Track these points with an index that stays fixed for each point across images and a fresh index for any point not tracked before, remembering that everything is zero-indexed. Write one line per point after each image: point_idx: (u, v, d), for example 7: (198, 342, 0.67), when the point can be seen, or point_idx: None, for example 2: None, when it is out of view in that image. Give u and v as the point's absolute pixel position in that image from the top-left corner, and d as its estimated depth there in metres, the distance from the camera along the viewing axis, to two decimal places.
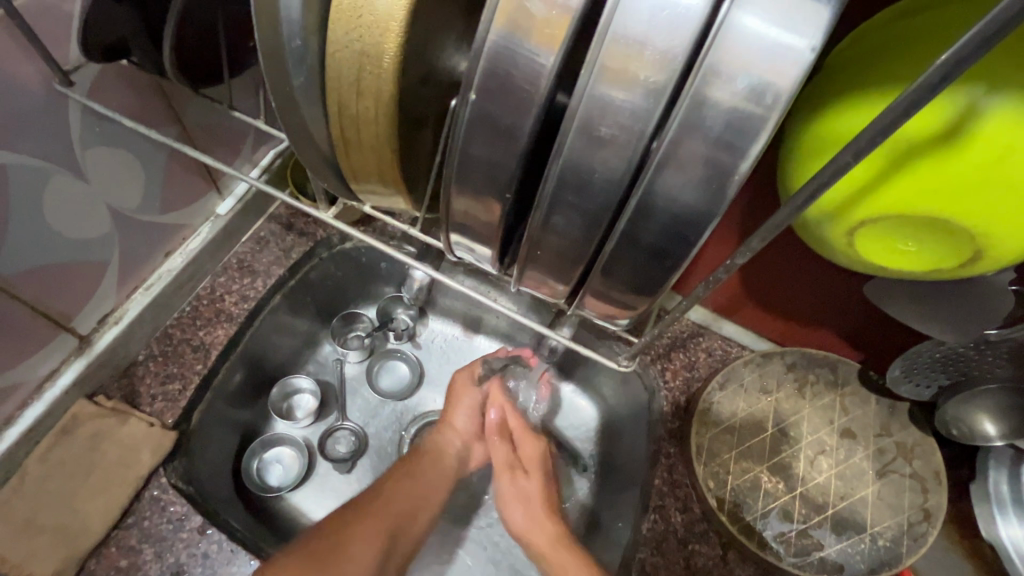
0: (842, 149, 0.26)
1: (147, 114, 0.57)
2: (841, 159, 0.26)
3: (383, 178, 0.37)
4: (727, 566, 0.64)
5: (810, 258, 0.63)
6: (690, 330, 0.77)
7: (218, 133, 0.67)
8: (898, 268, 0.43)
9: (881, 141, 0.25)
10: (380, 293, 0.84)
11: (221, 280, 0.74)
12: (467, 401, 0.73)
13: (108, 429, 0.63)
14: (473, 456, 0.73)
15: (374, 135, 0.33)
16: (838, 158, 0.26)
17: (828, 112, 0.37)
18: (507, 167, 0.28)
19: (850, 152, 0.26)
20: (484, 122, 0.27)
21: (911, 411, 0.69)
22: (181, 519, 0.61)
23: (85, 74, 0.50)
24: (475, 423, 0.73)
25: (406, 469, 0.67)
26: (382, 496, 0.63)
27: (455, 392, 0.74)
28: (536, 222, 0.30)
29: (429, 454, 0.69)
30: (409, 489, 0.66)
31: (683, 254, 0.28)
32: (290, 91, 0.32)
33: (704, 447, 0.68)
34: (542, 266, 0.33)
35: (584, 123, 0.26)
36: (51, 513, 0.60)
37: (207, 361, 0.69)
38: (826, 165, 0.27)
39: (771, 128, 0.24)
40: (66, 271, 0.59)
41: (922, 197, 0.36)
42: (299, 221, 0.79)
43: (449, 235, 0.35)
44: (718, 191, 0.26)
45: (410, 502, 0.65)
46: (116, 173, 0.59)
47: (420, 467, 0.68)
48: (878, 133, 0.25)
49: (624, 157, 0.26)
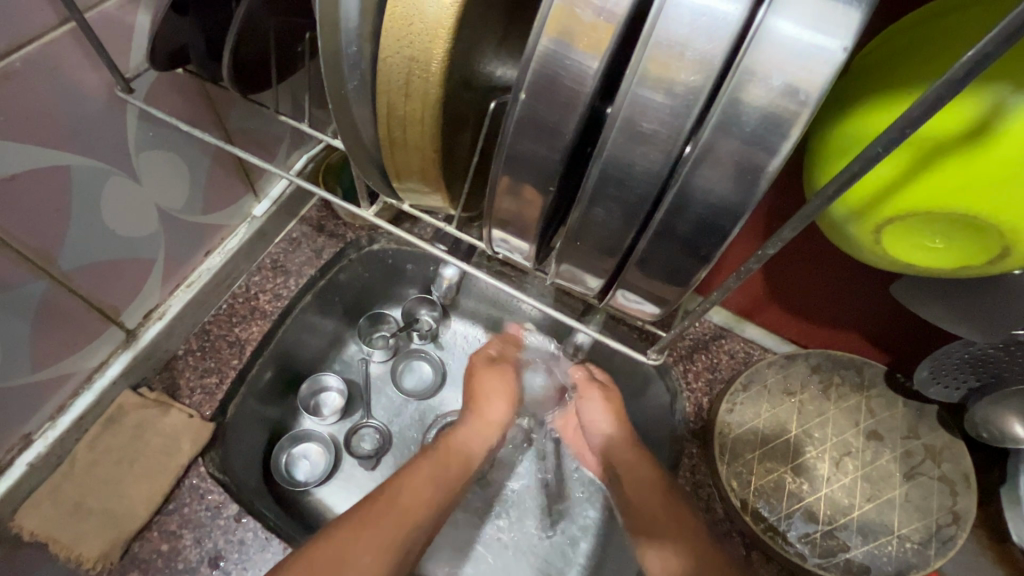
0: (874, 140, 0.27)
1: (194, 117, 0.60)
2: (871, 150, 0.27)
3: (424, 177, 0.39)
4: (751, 567, 0.64)
5: (833, 258, 0.63)
6: (712, 332, 0.77)
7: (255, 137, 0.70)
8: (926, 265, 0.44)
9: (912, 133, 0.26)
10: (405, 295, 0.86)
11: (255, 280, 0.77)
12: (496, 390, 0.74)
13: (151, 419, 0.66)
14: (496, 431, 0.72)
15: (420, 135, 0.36)
16: (868, 150, 0.27)
17: (855, 111, 0.38)
18: (552, 162, 0.29)
19: (881, 143, 0.27)
20: (532, 120, 0.29)
21: (939, 414, 0.69)
22: (219, 506, 0.64)
23: (143, 82, 0.53)
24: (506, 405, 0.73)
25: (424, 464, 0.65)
26: (386, 494, 0.60)
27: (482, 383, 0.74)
28: (577, 216, 0.31)
29: (454, 450, 0.68)
30: (420, 484, 0.62)
31: (716, 245, 0.30)
32: (344, 94, 0.35)
33: (727, 448, 0.68)
34: (579, 258, 0.35)
35: (625, 121, 0.27)
36: (99, 499, 0.62)
37: (243, 357, 0.72)
38: (859, 155, 0.28)
39: (803, 125, 0.25)
40: (119, 268, 0.62)
41: (950, 193, 0.37)
42: (329, 223, 0.82)
43: (489, 230, 0.37)
44: (751, 184, 0.27)
45: (425, 500, 0.62)
46: (164, 175, 0.62)
47: (438, 463, 0.65)
48: (908, 124, 0.26)
49: (663, 152, 0.28)
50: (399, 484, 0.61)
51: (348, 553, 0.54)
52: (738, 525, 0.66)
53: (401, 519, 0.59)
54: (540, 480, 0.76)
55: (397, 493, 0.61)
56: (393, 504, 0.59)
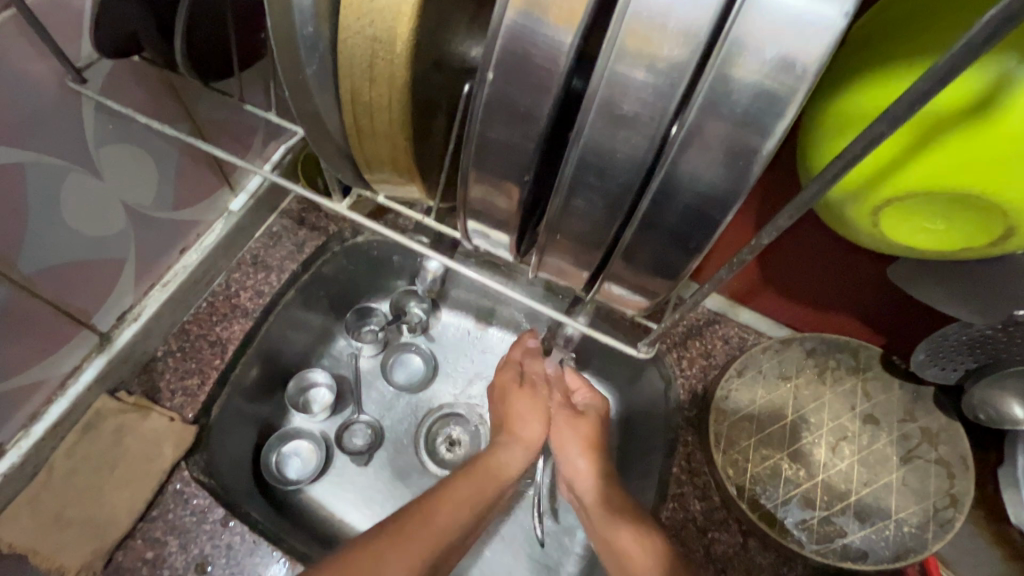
0: (879, 117, 0.25)
1: (159, 109, 0.57)
2: (877, 128, 0.25)
3: (396, 167, 0.37)
4: (749, 553, 0.64)
5: (827, 241, 0.62)
6: (706, 318, 0.75)
7: (227, 127, 0.67)
8: (925, 247, 0.42)
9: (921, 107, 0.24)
10: (393, 287, 0.83)
11: (236, 276, 0.74)
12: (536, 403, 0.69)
13: (131, 423, 0.64)
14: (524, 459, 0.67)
15: (388, 120, 0.33)
16: (872, 128, 0.25)
17: (850, 88, 0.36)
18: (526, 151, 0.27)
19: (888, 119, 0.24)
20: (503, 103, 0.26)
21: (936, 395, 0.68)
22: (204, 511, 0.62)
23: (97, 71, 0.50)
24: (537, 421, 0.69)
25: (451, 491, 0.60)
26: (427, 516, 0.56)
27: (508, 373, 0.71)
28: (555, 208, 0.29)
29: (490, 468, 0.63)
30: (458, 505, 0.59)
31: (707, 236, 0.28)
32: (304, 79, 0.32)
33: (723, 435, 0.67)
34: (563, 251, 0.32)
35: (604, 102, 0.25)
36: (78, 508, 0.61)
37: (224, 356, 0.69)
38: (862, 135, 0.26)
39: (798, 104, 0.23)
40: (87, 269, 0.60)
41: (953, 171, 0.34)
42: (310, 216, 0.78)
43: (465, 222, 0.35)
44: (743, 169, 0.25)
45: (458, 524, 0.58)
46: (130, 170, 0.59)
47: (475, 477, 0.62)
48: (918, 97, 0.23)
49: (646, 135, 0.26)
50: (439, 504, 0.58)
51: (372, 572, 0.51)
52: (735, 512, 0.65)
53: (435, 538, 0.55)
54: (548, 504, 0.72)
55: (440, 518, 0.57)
56: (430, 530, 0.55)
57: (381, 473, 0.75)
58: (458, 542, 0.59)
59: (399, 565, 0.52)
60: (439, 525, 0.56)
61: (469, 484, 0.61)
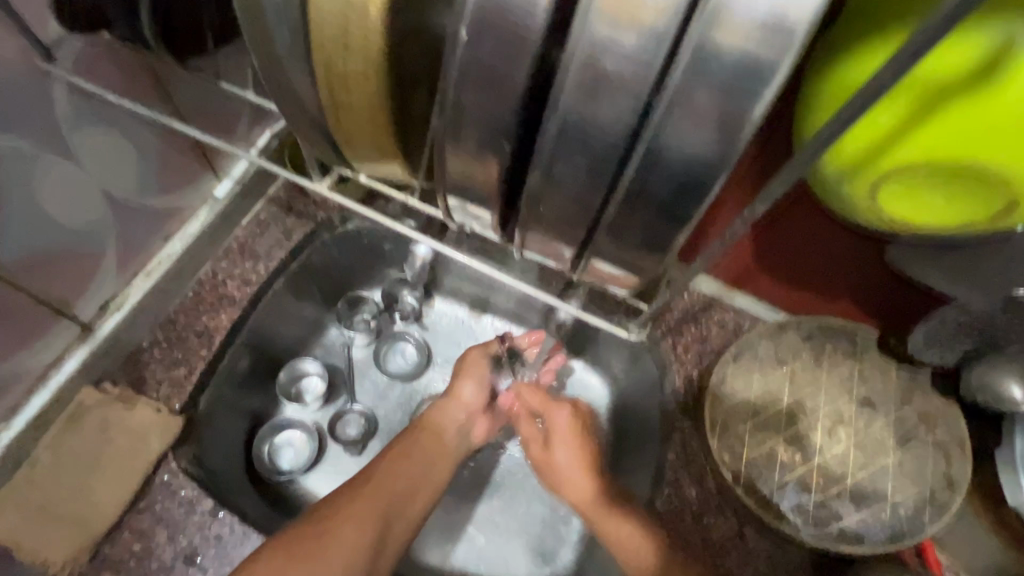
0: (879, 69, 0.23)
1: (140, 94, 0.56)
2: (877, 81, 0.23)
3: (378, 143, 0.35)
4: (743, 540, 0.64)
5: (825, 222, 0.60)
6: (703, 303, 0.74)
7: (210, 112, 0.65)
8: (921, 224, 0.41)
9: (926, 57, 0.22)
10: (385, 276, 0.81)
11: (223, 266, 0.72)
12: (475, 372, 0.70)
13: (117, 415, 0.63)
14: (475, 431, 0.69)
15: (366, 93, 0.32)
16: (873, 81, 0.23)
17: (847, 56, 0.34)
18: (505, 118, 0.26)
19: (889, 71, 0.23)
20: (479, 66, 0.25)
21: (934, 378, 0.67)
22: (192, 502, 0.62)
23: (68, 49, 0.49)
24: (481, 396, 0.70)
25: (391, 461, 0.62)
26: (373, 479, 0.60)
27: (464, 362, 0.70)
28: (536, 180, 0.28)
29: (432, 432, 0.66)
30: (405, 472, 0.62)
31: (695, 207, 0.26)
32: (275, 50, 0.31)
33: (718, 421, 0.66)
34: (548, 228, 0.31)
35: (585, 64, 0.24)
36: (63, 501, 0.60)
37: (212, 346, 0.68)
38: (860, 94, 0.24)
39: (789, 63, 0.22)
40: (65, 258, 0.59)
41: (952, 141, 0.33)
42: (298, 203, 0.76)
43: (446, 199, 0.33)
44: (732, 133, 0.24)
45: (409, 487, 0.61)
46: (108, 156, 0.58)
47: (411, 448, 0.63)
48: (922, 44, 0.21)
49: (630, 96, 0.24)
50: (382, 472, 0.61)
51: (324, 542, 0.54)
52: (730, 498, 0.65)
53: (379, 501, 0.58)
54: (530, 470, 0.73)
55: (381, 480, 0.60)
56: (372, 489, 0.59)
57: None
58: (416, 501, 0.62)
59: (347, 526, 0.56)
60: (381, 487, 0.59)
61: (405, 454, 0.63)
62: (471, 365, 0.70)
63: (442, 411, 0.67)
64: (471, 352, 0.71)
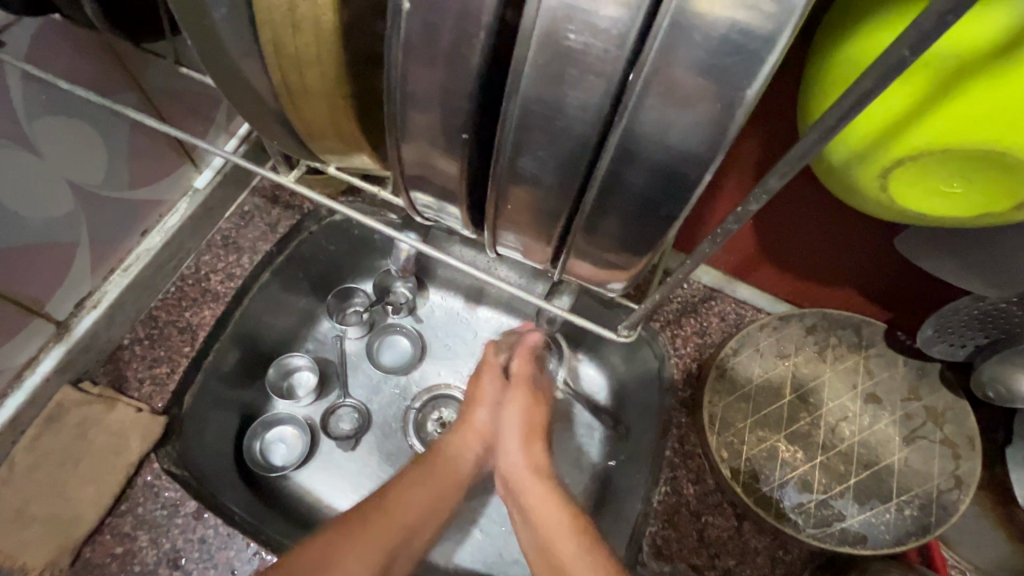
0: (895, 40, 0.20)
1: (95, 77, 0.53)
2: (896, 53, 0.20)
3: (340, 132, 0.32)
4: (743, 538, 0.62)
5: (829, 212, 0.57)
6: (702, 294, 0.72)
7: (186, 100, 0.63)
8: (934, 213, 0.38)
9: (956, 21, 0.19)
10: (376, 267, 0.78)
11: (206, 258, 0.69)
12: (487, 397, 0.66)
13: (96, 416, 0.61)
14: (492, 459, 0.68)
15: (320, 78, 0.29)
16: (890, 53, 0.21)
17: (860, 29, 0.31)
18: (464, 100, 0.23)
19: (909, 42, 0.20)
20: (430, 44, 0.22)
21: (942, 372, 0.64)
22: (175, 504, 0.60)
23: (19, 34, 0.46)
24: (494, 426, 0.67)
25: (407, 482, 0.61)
26: (386, 504, 0.59)
27: (476, 387, 0.67)
28: (501, 171, 0.25)
29: (444, 461, 0.63)
30: (420, 496, 0.61)
31: (680, 201, 0.23)
32: (215, 29, 0.28)
33: (718, 416, 0.64)
34: (519, 225, 0.28)
35: (548, 39, 0.21)
36: (42, 504, 0.58)
37: (195, 343, 0.66)
38: (873, 66, 0.21)
39: (786, 37, 0.19)
40: (33, 255, 0.57)
41: (971, 123, 0.30)
42: (284, 192, 0.74)
43: (410, 194, 0.31)
44: (719, 118, 0.21)
45: (421, 509, 0.61)
46: (72, 146, 0.56)
47: (428, 476, 0.62)
48: (951, 8, 0.18)
49: (601, 73, 0.21)
50: (393, 499, 0.59)
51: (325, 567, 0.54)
52: (729, 496, 0.63)
53: (388, 531, 0.58)
54: None
55: (393, 505, 0.59)
56: (380, 525, 0.58)
57: (366, 461, 0.72)
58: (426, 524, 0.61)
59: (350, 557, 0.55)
60: (392, 517, 0.58)
61: (419, 483, 0.61)
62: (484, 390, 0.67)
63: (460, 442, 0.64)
64: (480, 379, 0.67)
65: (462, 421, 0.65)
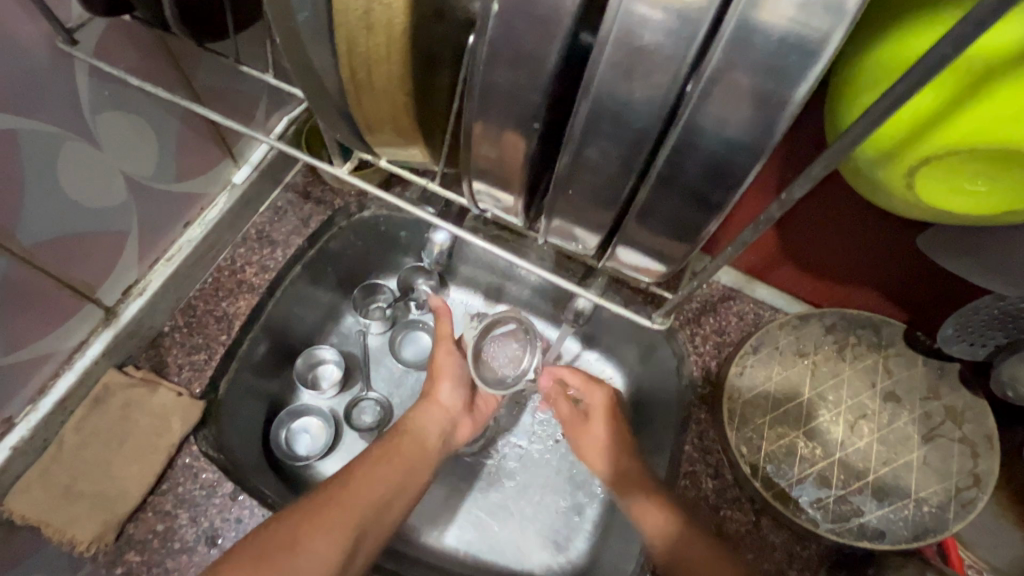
0: (937, 42, 0.22)
1: (153, 74, 0.56)
2: (937, 54, 0.22)
3: (398, 126, 0.35)
4: (761, 532, 0.63)
5: (853, 212, 0.59)
6: (721, 294, 0.73)
7: (228, 98, 0.66)
8: (960, 212, 0.39)
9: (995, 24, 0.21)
10: (400, 264, 0.81)
11: (241, 251, 0.73)
12: (451, 371, 0.70)
13: (139, 398, 0.64)
14: (458, 434, 0.68)
15: (387, 75, 0.31)
16: (931, 54, 0.23)
17: (892, 37, 0.33)
18: (534, 95, 0.26)
19: (950, 43, 0.22)
20: (507, 44, 0.24)
21: (962, 372, 0.65)
22: (213, 485, 0.63)
23: (90, 32, 0.49)
24: (460, 398, 0.69)
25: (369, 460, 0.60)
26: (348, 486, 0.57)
27: (438, 362, 0.70)
28: (566, 161, 0.27)
29: (409, 434, 0.64)
30: (378, 475, 0.59)
31: (730, 190, 0.25)
32: (297, 30, 0.31)
33: (737, 413, 0.65)
34: (573, 212, 0.30)
35: (621, 41, 0.23)
36: (88, 481, 0.61)
37: (230, 332, 0.69)
38: (917, 65, 0.23)
39: (837, 42, 0.21)
40: (89, 243, 0.60)
41: (999, 126, 0.32)
42: (315, 189, 0.77)
43: (471, 183, 0.33)
44: (772, 114, 0.23)
45: (386, 489, 0.59)
46: (127, 139, 0.58)
47: (389, 451, 0.62)
48: (993, 11, 0.21)
49: (668, 72, 0.23)
50: (358, 479, 0.58)
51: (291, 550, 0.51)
52: (748, 491, 0.64)
53: (351, 512, 0.55)
54: (540, 485, 0.72)
55: (358, 488, 0.57)
56: (341, 503, 0.56)
57: None
58: (397, 501, 0.59)
59: (318, 539, 0.52)
60: (348, 498, 0.56)
61: (385, 459, 0.61)
62: (445, 364, 0.70)
63: (421, 416, 0.66)
64: (438, 353, 0.71)
65: (426, 396, 0.68)
